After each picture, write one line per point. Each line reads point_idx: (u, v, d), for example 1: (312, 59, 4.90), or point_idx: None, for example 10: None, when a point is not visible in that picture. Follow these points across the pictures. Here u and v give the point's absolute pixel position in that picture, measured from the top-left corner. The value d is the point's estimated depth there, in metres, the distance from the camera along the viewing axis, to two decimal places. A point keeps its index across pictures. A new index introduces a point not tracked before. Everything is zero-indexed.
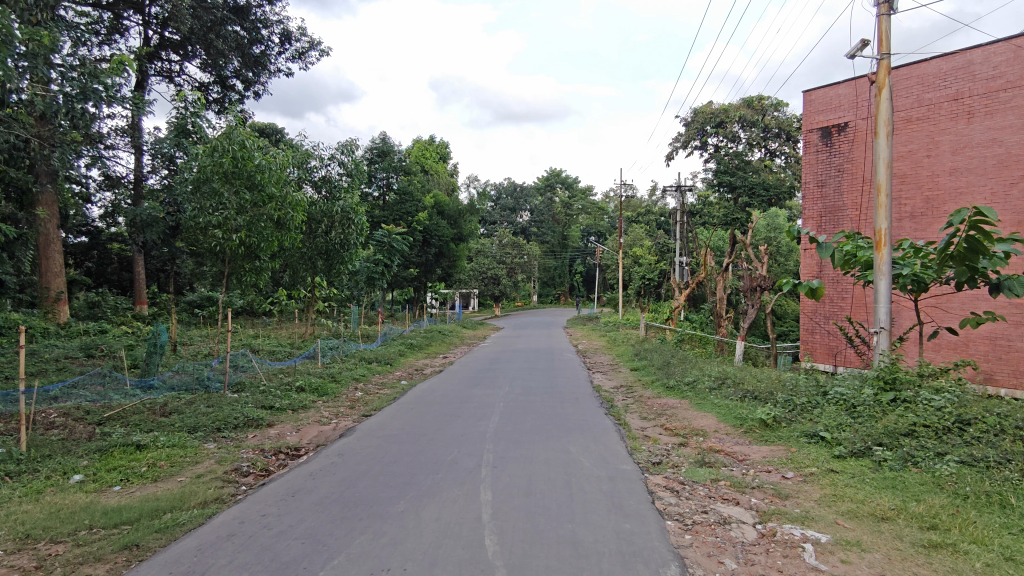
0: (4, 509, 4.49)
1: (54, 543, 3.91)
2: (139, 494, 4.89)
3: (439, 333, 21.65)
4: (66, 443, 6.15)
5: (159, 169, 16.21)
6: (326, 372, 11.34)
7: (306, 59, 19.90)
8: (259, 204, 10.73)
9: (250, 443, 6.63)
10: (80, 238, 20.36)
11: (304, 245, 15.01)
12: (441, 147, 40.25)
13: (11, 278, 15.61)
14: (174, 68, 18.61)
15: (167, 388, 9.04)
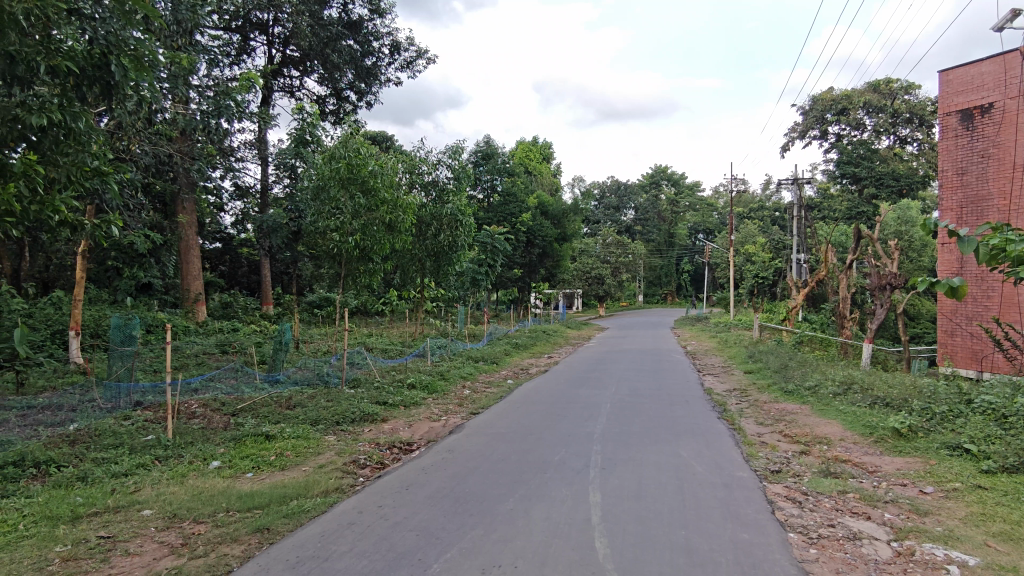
0: (155, 490, 4.96)
1: (197, 523, 4.26)
2: (269, 481, 5.25)
3: (544, 333, 21.76)
4: (206, 432, 6.71)
5: (282, 178, 17.39)
6: (436, 370, 11.69)
7: (415, 68, 20.62)
8: (373, 209, 11.19)
9: (367, 437, 6.94)
10: (216, 244, 22.24)
11: (415, 247, 15.56)
12: (545, 147, 40.49)
13: (158, 281, 17.27)
14: (295, 83, 19.88)
15: (292, 383, 9.67)
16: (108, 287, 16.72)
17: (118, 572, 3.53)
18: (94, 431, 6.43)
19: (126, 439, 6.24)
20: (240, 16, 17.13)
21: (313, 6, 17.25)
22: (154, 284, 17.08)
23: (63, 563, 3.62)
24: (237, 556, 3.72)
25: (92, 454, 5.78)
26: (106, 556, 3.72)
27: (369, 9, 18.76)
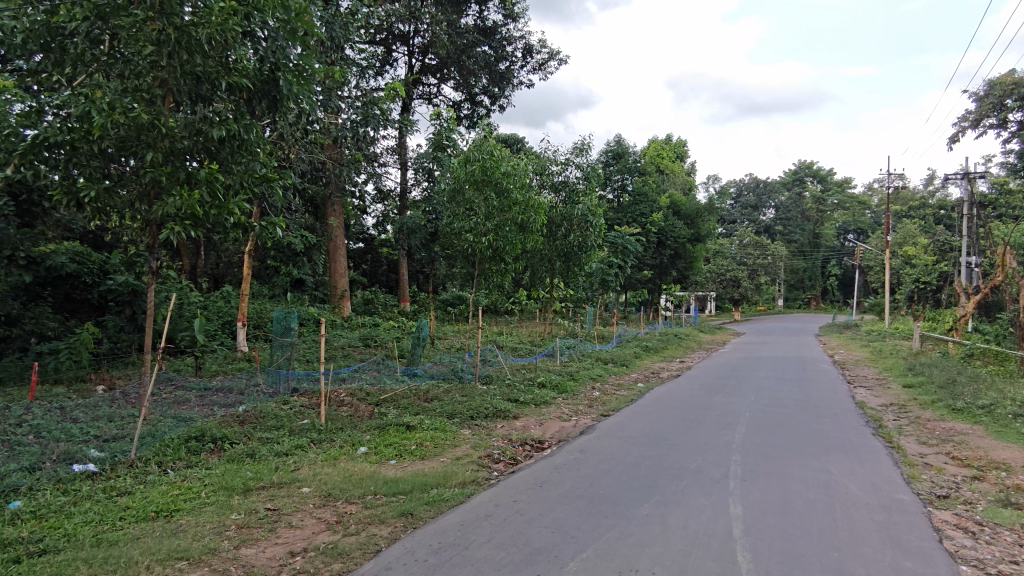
0: (312, 469, 5.42)
1: (349, 503, 4.60)
2: (411, 469, 5.55)
3: (675, 337, 21.17)
4: (353, 419, 7.22)
5: (420, 181, 18.29)
6: (565, 370, 11.74)
7: (546, 69, 20.85)
8: (506, 210, 11.47)
9: (500, 432, 7.15)
10: (359, 245, 23.79)
11: (545, 248, 15.75)
12: (678, 144, 39.32)
13: (310, 278, 18.77)
14: (433, 90, 20.76)
15: (429, 377, 10.15)
16: (268, 284, 18.42)
17: (283, 541, 3.90)
18: (259, 413, 7.13)
19: (286, 422, 6.86)
20: (384, 30, 18.18)
21: (450, 15, 17.97)
22: (307, 280, 18.59)
23: (238, 529, 4.06)
24: (385, 537, 3.98)
25: (259, 434, 6.42)
26: (273, 526, 4.12)
27: (503, 15, 19.24)
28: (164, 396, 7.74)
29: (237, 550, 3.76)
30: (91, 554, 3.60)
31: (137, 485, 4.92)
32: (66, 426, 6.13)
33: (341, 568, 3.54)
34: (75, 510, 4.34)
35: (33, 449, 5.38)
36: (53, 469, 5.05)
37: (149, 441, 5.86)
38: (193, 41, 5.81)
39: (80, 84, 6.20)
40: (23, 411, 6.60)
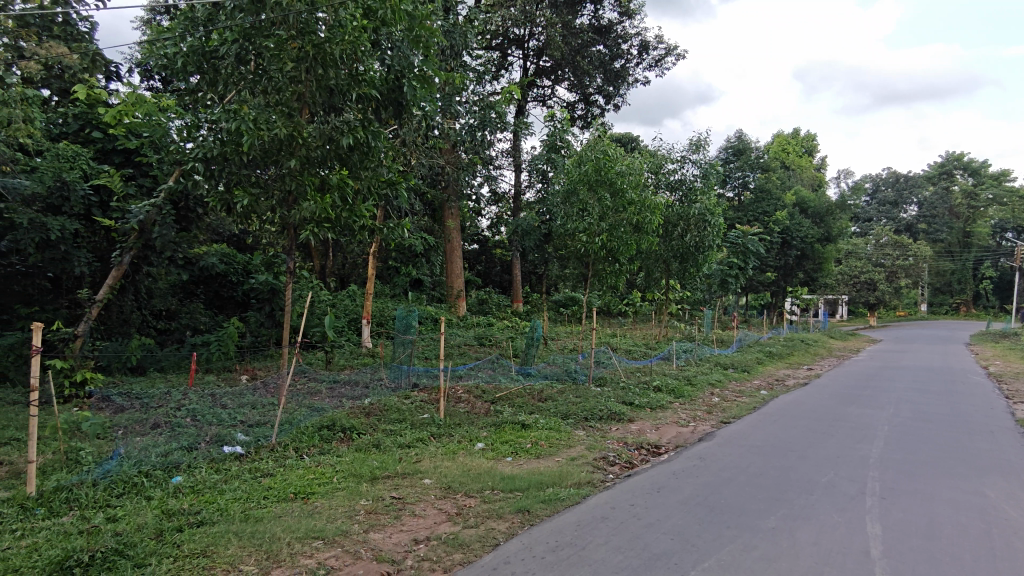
0: (433, 462, 5.64)
1: (468, 496, 4.74)
2: (526, 467, 5.63)
3: (802, 342, 19.96)
4: (470, 416, 7.44)
5: (534, 183, 18.46)
6: (682, 375, 11.41)
7: (663, 66, 20.38)
8: (621, 210, 11.33)
9: (615, 435, 7.08)
10: (474, 246, 24.42)
11: (661, 248, 15.39)
12: (807, 139, 37.02)
13: (428, 278, 19.47)
14: (547, 92, 20.89)
15: (542, 376, 10.23)
16: (390, 283, 19.31)
17: (408, 529, 4.10)
18: (384, 406, 7.50)
19: (408, 416, 7.17)
20: (500, 35, 18.53)
21: (565, 16, 18.05)
22: (426, 281, 19.31)
23: (367, 515, 4.30)
24: (503, 531, 4.07)
25: (383, 425, 6.77)
26: (398, 513, 4.33)
27: (618, 12, 19.02)
28: (299, 388, 8.34)
29: (366, 534, 3.99)
30: (241, 529, 3.95)
31: (278, 468, 5.34)
32: (217, 411, 6.76)
33: (462, 558, 3.66)
34: (226, 487, 4.79)
35: (190, 431, 5.98)
36: (207, 449, 5.59)
37: (287, 428, 6.34)
38: (327, 55, 6.23)
39: (230, 101, 6.85)
40: (181, 395, 7.35)
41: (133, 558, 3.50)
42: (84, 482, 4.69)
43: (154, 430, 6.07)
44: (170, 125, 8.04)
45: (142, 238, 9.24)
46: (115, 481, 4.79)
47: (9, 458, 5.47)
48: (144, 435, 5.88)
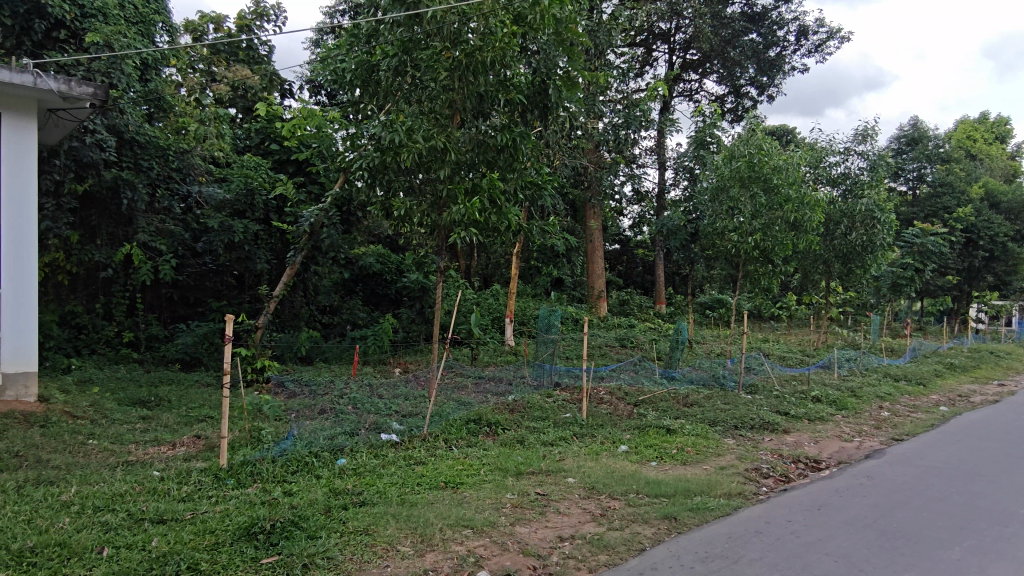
0: (576, 461, 5.67)
1: (612, 498, 4.71)
2: (672, 473, 5.49)
3: (992, 355, 17.60)
4: (614, 418, 7.38)
5: (680, 181, 17.92)
6: (844, 385, 10.51)
7: (825, 50, 18.90)
8: (776, 208, 10.65)
9: (768, 446, 6.68)
10: (615, 246, 24.20)
11: (820, 248, 14.31)
12: (999, 123, 32.61)
13: (569, 278, 19.52)
14: (694, 86, 20.16)
15: (688, 381, 9.90)
16: (532, 283, 19.60)
17: (553, 525, 4.15)
18: (527, 404, 7.64)
19: (551, 414, 7.26)
20: (645, 30, 18.17)
21: (715, 6, 17.34)
22: (566, 280, 19.38)
23: (513, 508, 4.41)
24: (649, 537, 4.00)
25: (527, 423, 6.92)
26: (543, 510, 4.40)
27: None
28: (448, 381, 8.73)
29: (513, 526, 4.09)
30: (398, 511, 4.21)
31: (430, 457, 5.64)
32: (375, 401, 7.25)
33: (608, 560, 3.65)
34: (384, 472, 5.14)
35: (352, 417, 6.47)
36: (366, 436, 6.02)
37: (438, 420, 6.66)
38: (478, 63, 6.46)
39: (386, 111, 7.31)
40: (344, 385, 7.96)
41: (306, 530, 3.84)
42: (265, 458, 5.23)
43: (322, 415, 6.64)
44: (335, 136, 8.74)
45: (311, 239, 10.16)
46: (290, 459, 5.29)
47: (204, 433, 6.23)
48: (312, 420, 6.44)
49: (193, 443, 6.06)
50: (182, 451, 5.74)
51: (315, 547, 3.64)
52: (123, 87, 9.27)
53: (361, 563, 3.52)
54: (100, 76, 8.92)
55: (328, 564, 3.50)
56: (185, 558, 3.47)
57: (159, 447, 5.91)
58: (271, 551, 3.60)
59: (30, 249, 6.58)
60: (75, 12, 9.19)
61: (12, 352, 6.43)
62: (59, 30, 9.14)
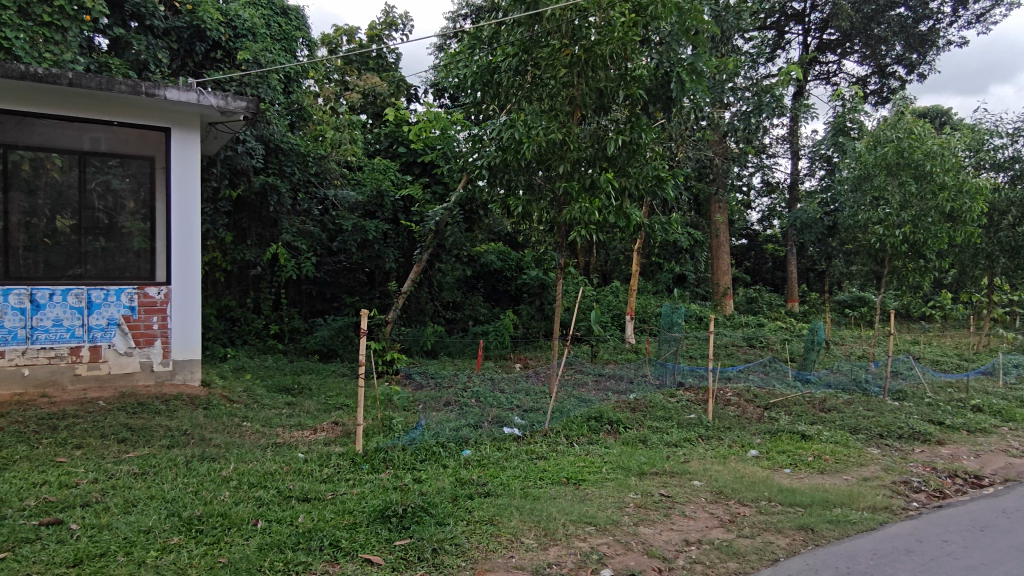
0: (702, 464, 5.49)
1: (742, 505, 4.51)
2: (808, 481, 5.17)
3: None
4: (742, 421, 7.06)
5: (816, 171, 16.78)
6: (1012, 394, 9.39)
7: (988, 20, 16.95)
8: (929, 197, 9.69)
9: (919, 459, 6.11)
10: (742, 241, 23.12)
11: (982, 241, 12.87)
12: None
13: (692, 274, 18.85)
14: (832, 68, 18.78)
15: (825, 385, 9.25)
16: (653, 279, 19.16)
17: (678, 528, 4.05)
18: (649, 403, 7.50)
19: (675, 414, 7.08)
20: (777, 12, 17.15)
21: None
22: (689, 277, 18.75)
23: (637, 508, 4.34)
24: (783, 547, 3.79)
25: (650, 422, 6.78)
26: (668, 512, 4.30)
27: None
28: (568, 378, 8.73)
29: (636, 526, 4.04)
30: (521, 504, 4.28)
31: (551, 452, 5.68)
32: (497, 395, 7.41)
33: (738, 569, 3.52)
34: (507, 464, 5.25)
35: (475, 410, 6.65)
36: (490, 429, 6.17)
37: (559, 416, 6.70)
38: (598, 58, 6.40)
39: (505, 112, 7.47)
40: (467, 378, 8.19)
41: (435, 516, 4.01)
42: (397, 446, 5.50)
43: (447, 407, 6.89)
44: (458, 136, 8.99)
45: (436, 238, 10.54)
46: (419, 448, 5.53)
47: (342, 420, 6.65)
48: (438, 411, 6.70)
49: (332, 428, 6.49)
50: (322, 436, 6.18)
51: (444, 533, 3.79)
52: (269, 99, 10.10)
53: (487, 552, 3.62)
54: (251, 90, 9.78)
55: (456, 550, 3.63)
56: (327, 535, 3.73)
57: (302, 431, 6.39)
58: (403, 534, 3.79)
59: (194, 249, 7.32)
60: (229, 34, 10.13)
61: (180, 341, 7.20)
62: (215, 51, 10.11)
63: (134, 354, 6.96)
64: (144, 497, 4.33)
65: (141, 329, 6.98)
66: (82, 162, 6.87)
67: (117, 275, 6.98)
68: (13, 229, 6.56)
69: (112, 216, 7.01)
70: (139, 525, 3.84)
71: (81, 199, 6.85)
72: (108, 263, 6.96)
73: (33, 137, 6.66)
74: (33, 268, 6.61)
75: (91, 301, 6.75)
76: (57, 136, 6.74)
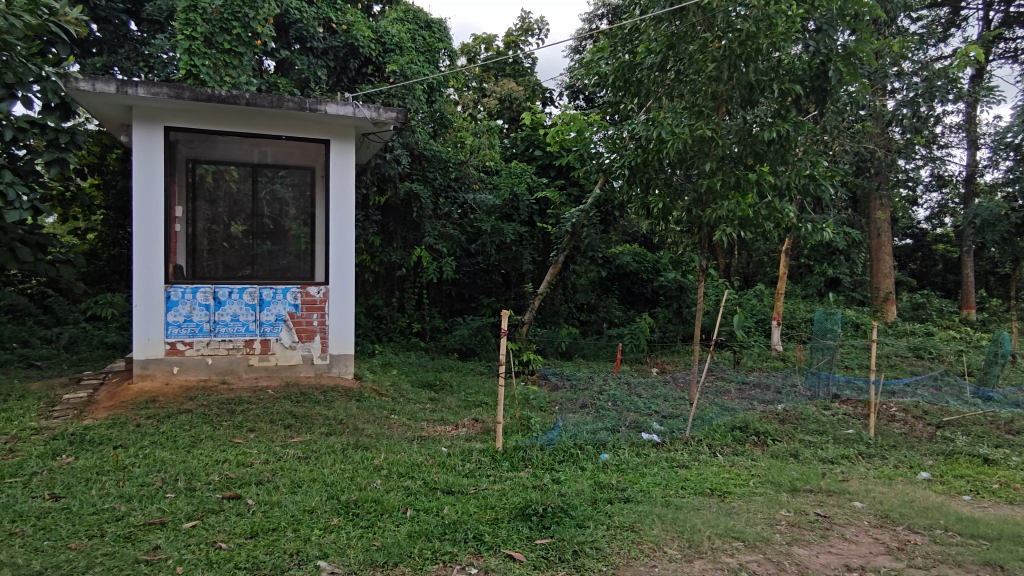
0: (863, 484, 5.04)
1: (912, 532, 4.09)
2: (993, 512, 4.58)
3: None
4: (910, 439, 6.41)
5: (1000, 162, 14.88)
6: None
7: None
8: None
9: None
10: (907, 241, 21.02)
11: None
12: None
13: (847, 278, 17.40)
14: (1021, 45, 16.57)
15: (1012, 403, 8.14)
16: (801, 283, 17.93)
17: (838, 552, 3.75)
18: (800, 415, 7.01)
19: (830, 428, 6.56)
20: None
21: None
22: (844, 280, 17.34)
23: (790, 527, 4.07)
24: None
25: (802, 435, 6.35)
26: (826, 533, 3.99)
27: None
28: (710, 385, 8.38)
29: (789, 546, 3.79)
30: (664, 513, 4.17)
31: (693, 461, 5.49)
32: (634, 399, 7.28)
33: None
34: (647, 471, 5.14)
35: (612, 414, 6.57)
36: (628, 433, 6.07)
37: (701, 423, 6.45)
38: (752, 49, 6.07)
39: (648, 110, 7.22)
40: (603, 381, 8.11)
41: (575, 518, 4.01)
42: (535, 445, 5.58)
43: (584, 409, 6.87)
44: (595, 137, 8.95)
45: (573, 240, 10.56)
46: (558, 449, 5.57)
47: (481, 417, 6.85)
48: (575, 413, 6.71)
49: (473, 425, 6.70)
50: (464, 431, 6.40)
51: (584, 535, 3.78)
52: (415, 109, 10.65)
53: (629, 558, 3.57)
54: (398, 101, 10.35)
55: (597, 554, 3.60)
56: (471, 528, 3.86)
57: (445, 426, 6.66)
58: (544, 534, 3.83)
59: (349, 251, 7.85)
60: (379, 49, 10.77)
61: (336, 336, 7.78)
62: (367, 66, 10.85)
63: (298, 348, 7.63)
64: (308, 480, 4.71)
65: (303, 324, 7.63)
66: (254, 174, 7.81)
67: (282, 275, 7.67)
68: (200, 235, 7.58)
69: (278, 220, 7.85)
70: (305, 505, 4.19)
71: (253, 207, 7.81)
72: (274, 264, 7.70)
73: (215, 153, 7.60)
74: (214, 269, 7.53)
75: (263, 299, 7.43)
76: (233, 152, 7.65)
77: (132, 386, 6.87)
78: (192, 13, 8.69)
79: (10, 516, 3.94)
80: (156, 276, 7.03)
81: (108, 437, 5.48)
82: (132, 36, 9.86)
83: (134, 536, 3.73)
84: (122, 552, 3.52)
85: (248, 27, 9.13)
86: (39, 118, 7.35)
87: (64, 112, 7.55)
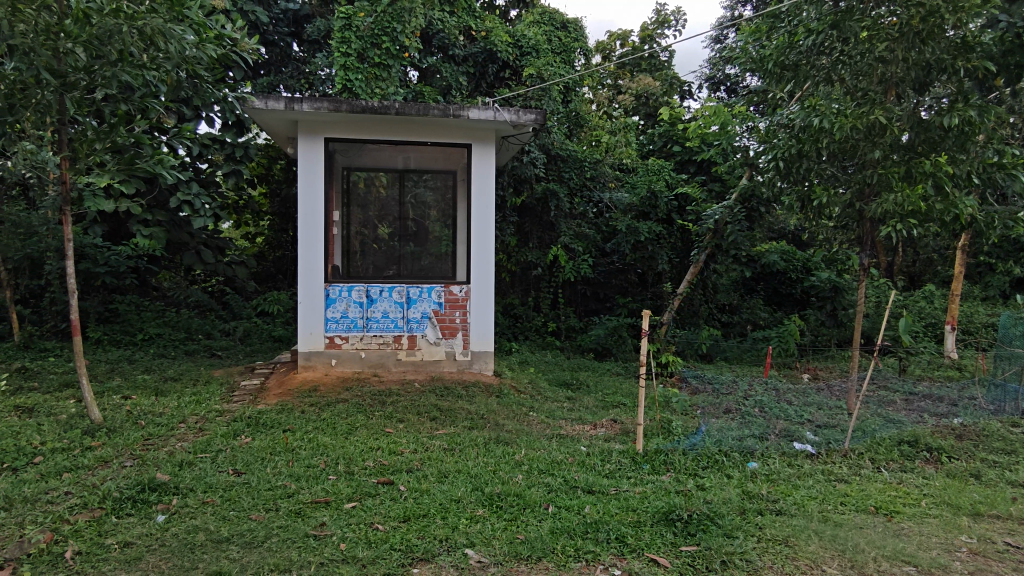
0: None
1: None
2: None
3: None
4: None
5: None
6: None
7: None
8: None
9: None
10: None
11: None
12: None
13: None
14: None
15: None
16: (980, 283, 15.96)
17: None
18: (982, 431, 6.26)
19: (1020, 448, 5.79)
20: None
21: None
22: None
23: (971, 555, 3.67)
24: None
25: (984, 454, 5.66)
26: (1017, 566, 3.55)
27: None
28: (870, 394, 7.69)
29: None
30: (821, 528, 3.90)
31: (854, 476, 5.07)
32: (783, 405, 6.85)
33: None
34: (801, 483, 4.82)
35: (759, 421, 6.24)
36: (778, 442, 5.72)
37: (861, 435, 5.94)
38: (933, 28, 5.50)
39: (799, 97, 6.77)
40: (749, 386, 7.71)
41: (723, 527, 3.85)
42: (677, 449, 5.43)
43: (727, 414, 6.58)
44: (739, 130, 8.54)
45: (716, 237, 10.16)
46: (701, 454, 5.38)
47: (620, 419, 6.78)
48: (718, 418, 6.44)
49: (612, 425, 6.65)
50: (602, 431, 6.37)
51: (733, 546, 3.63)
52: (552, 110, 10.76)
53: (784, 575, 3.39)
54: (535, 102, 10.51)
55: (747, 566, 3.46)
56: (614, 529, 3.84)
57: (583, 426, 6.66)
58: (690, 541, 3.72)
59: (489, 253, 8.06)
60: (516, 52, 10.99)
61: (477, 334, 8.05)
62: (505, 70, 11.12)
63: (441, 344, 7.99)
64: (453, 470, 4.92)
65: (447, 321, 7.98)
66: (402, 178, 8.37)
67: (426, 275, 8.10)
68: (353, 237, 8.21)
69: (422, 223, 8.37)
70: (452, 494, 4.38)
71: (400, 210, 8.40)
72: (419, 264, 8.17)
73: (367, 160, 8.19)
74: (366, 268, 8.11)
75: (410, 297, 7.87)
76: (383, 158, 8.19)
77: (297, 375, 7.54)
78: (347, 32, 9.37)
79: (202, 486, 4.47)
80: (317, 275, 7.64)
81: (279, 421, 6.05)
82: (295, 56, 10.82)
83: (304, 512, 4.10)
84: (294, 526, 3.89)
85: (396, 41, 9.62)
86: (219, 135, 8.32)
87: (239, 128, 8.43)
